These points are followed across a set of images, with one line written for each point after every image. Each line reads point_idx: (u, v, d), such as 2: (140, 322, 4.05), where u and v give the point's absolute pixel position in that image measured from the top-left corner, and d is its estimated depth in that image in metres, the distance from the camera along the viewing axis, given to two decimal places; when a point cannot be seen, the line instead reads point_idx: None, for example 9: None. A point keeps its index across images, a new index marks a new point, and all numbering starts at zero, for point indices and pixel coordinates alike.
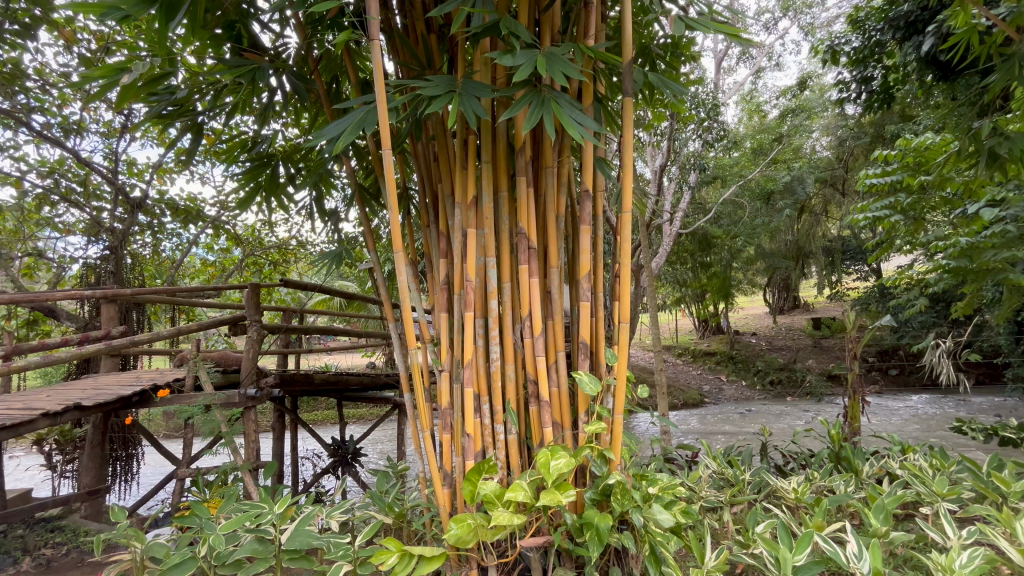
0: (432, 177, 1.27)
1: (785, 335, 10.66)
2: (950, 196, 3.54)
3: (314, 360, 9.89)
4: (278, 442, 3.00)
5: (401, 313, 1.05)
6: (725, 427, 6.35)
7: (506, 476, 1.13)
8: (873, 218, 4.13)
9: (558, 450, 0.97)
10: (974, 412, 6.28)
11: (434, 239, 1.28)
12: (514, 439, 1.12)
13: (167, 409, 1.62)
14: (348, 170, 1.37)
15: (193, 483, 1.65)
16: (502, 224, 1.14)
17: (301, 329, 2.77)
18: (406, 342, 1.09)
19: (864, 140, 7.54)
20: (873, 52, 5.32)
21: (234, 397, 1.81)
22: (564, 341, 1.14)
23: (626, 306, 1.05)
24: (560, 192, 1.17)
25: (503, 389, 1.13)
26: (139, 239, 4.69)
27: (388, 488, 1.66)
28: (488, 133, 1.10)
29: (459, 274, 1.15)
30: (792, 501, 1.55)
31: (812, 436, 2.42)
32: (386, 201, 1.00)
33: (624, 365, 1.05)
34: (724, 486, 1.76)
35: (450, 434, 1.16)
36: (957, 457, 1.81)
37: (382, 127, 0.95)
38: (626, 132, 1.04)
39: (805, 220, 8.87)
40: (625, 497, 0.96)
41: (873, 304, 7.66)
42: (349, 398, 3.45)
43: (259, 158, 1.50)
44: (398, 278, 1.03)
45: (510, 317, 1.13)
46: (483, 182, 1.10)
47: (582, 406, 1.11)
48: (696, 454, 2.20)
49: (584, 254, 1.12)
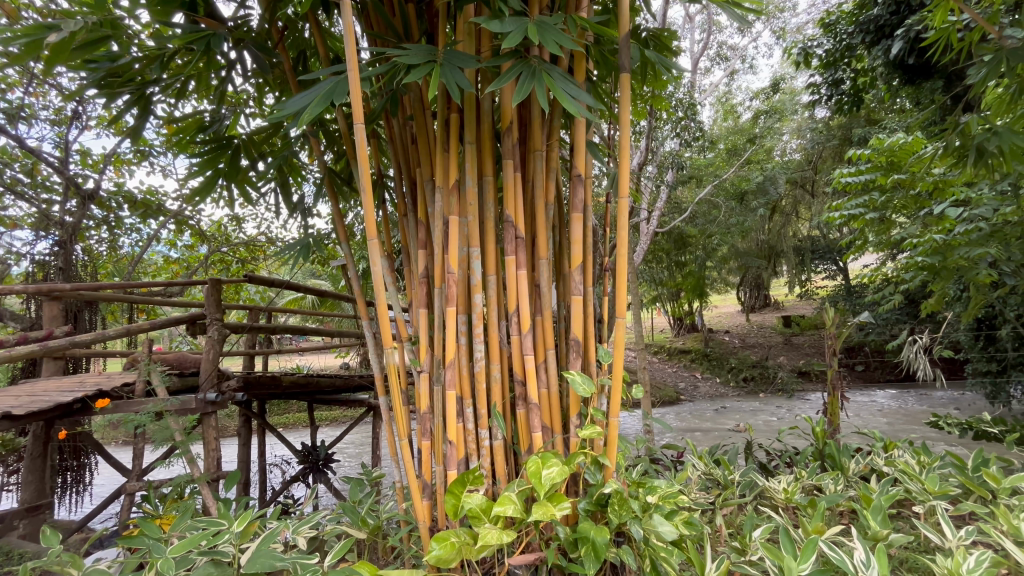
0: (409, 162, 1.17)
1: (757, 332, 10.86)
2: (919, 195, 3.61)
3: (284, 362, 9.59)
4: (244, 449, 2.82)
5: (375, 309, 0.94)
6: (701, 424, 6.40)
7: (492, 487, 1.03)
8: (849, 215, 4.17)
9: (550, 458, 0.89)
10: (936, 406, 6.50)
11: (411, 229, 1.19)
12: (501, 445, 1.03)
13: (114, 418, 1.47)
14: (317, 153, 1.24)
15: (142, 498, 1.50)
16: (488, 210, 1.05)
17: (270, 329, 2.60)
18: (381, 341, 0.98)
19: (833, 143, 7.72)
20: (843, 55, 5.43)
21: (191, 402, 1.65)
22: (554, 338, 1.05)
23: (623, 299, 0.98)
24: (548, 178, 1.10)
25: (488, 391, 1.04)
26: (95, 234, 4.41)
27: (362, 498, 1.55)
28: (473, 111, 1.00)
29: (440, 266, 1.06)
30: (783, 502, 1.52)
31: (795, 432, 2.40)
32: (358, 181, 0.89)
33: (619, 363, 0.97)
34: (712, 487, 1.72)
35: (431, 442, 1.06)
36: (941, 453, 1.81)
37: (352, 95, 0.84)
38: (625, 110, 0.96)
39: (776, 221, 9.03)
40: (623, 508, 0.89)
41: (841, 302, 7.86)
42: (320, 401, 3.29)
43: (220, 143, 1.35)
44: (372, 270, 0.92)
45: (496, 312, 1.05)
46: (467, 165, 1.01)
47: (575, 408, 1.03)
48: (681, 454, 2.15)
49: (577, 243, 1.04)
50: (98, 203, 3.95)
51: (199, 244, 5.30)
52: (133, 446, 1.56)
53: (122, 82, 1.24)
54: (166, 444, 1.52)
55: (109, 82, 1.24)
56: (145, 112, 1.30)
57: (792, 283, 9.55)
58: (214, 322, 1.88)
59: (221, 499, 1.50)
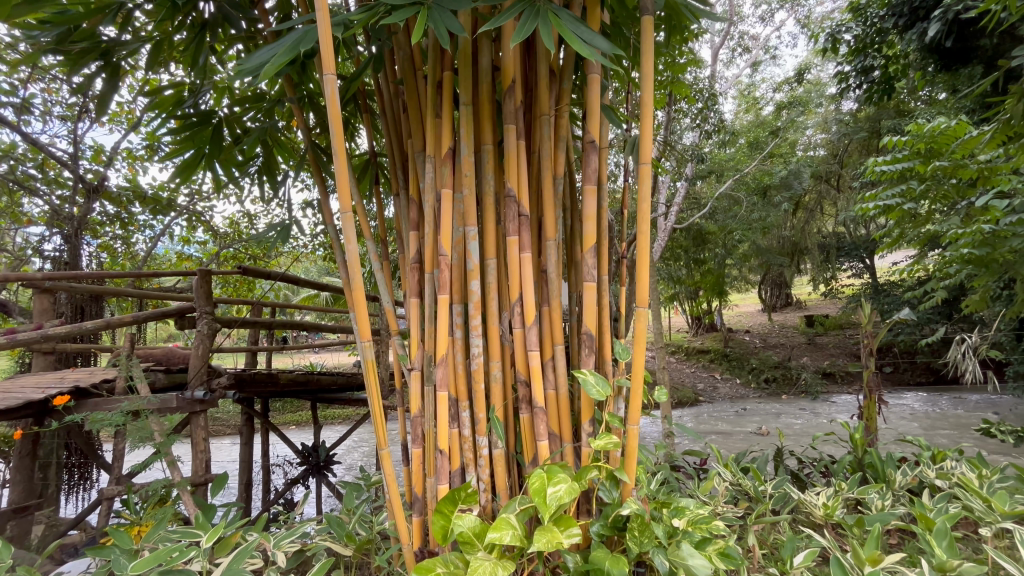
0: (401, 133, 1.05)
1: (779, 332, 10.51)
2: (961, 184, 3.36)
3: (296, 360, 9.58)
4: (245, 449, 2.72)
5: (353, 294, 0.79)
6: (721, 426, 6.16)
7: (491, 503, 0.90)
8: (884, 207, 3.89)
9: (555, 473, 0.75)
10: (973, 411, 6.16)
11: (404, 210, 1.06)
12: (501, 454, 0.89)
13: (89, 416, 1.36)
14: (300, 124, 1.09)
15: (121, 503, 1.39)
16: (487, 184, 0.92)
17: (268, 325, 2.49)
18: (361, 335, 0.83)
19: (861, 136, 7.25)
20: (873, 41, 5.15)
21: (171, 401, 1.54)
22: (563, 333, 0.91)
23: (646, 287, 0.82)
24: (557, 147, 0.96)
25: (487, 393, 0.91)
26: (109, 231, 4.40)
27: (356, 506, 1.42)
28: (469, 66, 0.87)
29: (432, 247, 0.92)
30: (823, 518, 1.35)
31: (831, 439, 2.21)
32: (330, 145, 0.75)
33: (640, 362, 0.82)
34: (741, 499, 1.56)
35: (421, 450, 0.93)
36: (1001, 464, 1.62)
37: (320, 37, 0.69)
38: (646, 63, 0.81)
39: (800, 217, 8.69)
40: (644, 534, 0.75)
41: (868, 301, 7.53)
42: (323, 400, 3.18)
43: (202, 117, 1.27)
44: (350, 253, 0.79)
45: (495, 301, 0.91)
46: (462, 131, 0.88)
47: (587, 414, 0.88)
48: (704, 461, 1.98)
49: (590, 221, 0.89)
50: (106, 197, 3.88)
51: (211, 241, 5.27)
52: (113, 446, 1.47)
53: (85, 44, 1.15)
54: (144, 446, 1.41)
55: (69, 43, 1.14)
56: (116, 78, 1.23)
57: (816, 282, 9.18)
58: (205, 316, 1.78)
59: (205, 505, 1.38)
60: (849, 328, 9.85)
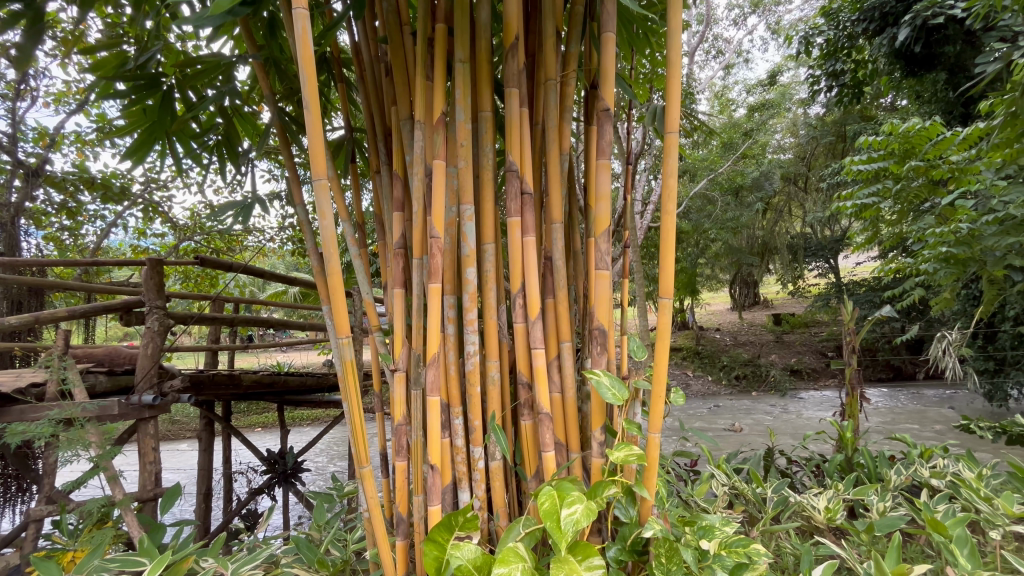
0: (386, 101, 0.92)
1: (748, 330, 10.73)
2: (933, 184, 3.40)
3: (261, 358, 9.19)
4: (205, 456, 2.52)
5: (328, 280, 0.65)
6: (695, 424, 6.20)
7: (489, 523, 0.79)
8: (858, 206, 3.94)
9: (569, 492, 0.64)
10: (931, 405, 6.41)
11: (387, 188, 0.93)
12: (499, 467, 0.78)
13: (8, 428, 1.17)
14: (265, 87, 0.94)
15: (53, 526, 1.21)
16: (485, 157, 0.80)
17: (229, 322, 2.27)
18: (336, 329, 0.68)
19: (828, 138, 7.59)
20: (843, 46, 5.22)
21: (113, 407, 1.34)
22: (570, 329, 0.80)
23: (671, 276, 0.72)
24: (563, 119, 0.85)
25: (483, 399, 0.79)
26: (55, 221, 4.06)
27: (329, 520, 1.28)
28: (469, 19, 0.75)
29: (420, 229, 0.80)
30: (824, 522, 1.30)
31: (818, 437, 2.18)
32: (301, 97, 0.61)
33: (663, 363, 0.71)
34: (738, 504, 1.48)
35: (406, 464, 0.81)
36: (992, 462, 1.60)
37: None
38: (674, 20, 0.71)
39: (770, 218, 8.83)
40: (672, 560, 0.67)
41: (833, 300, 7.74)
42: (290, 401, 2.99)
43: (147, 80, 1.11)
44: (324, 231, 0.64)
45: (494, 293, 0.79)
46: (460, 96, 0.76)
47: (597, 421, 0.76)
48: (694, 462, 1.91)
49: (604, 202, 0.79)
50: (50, 183, 3.55)
51: (170, 234, 4.94)
52: (42, 460, 1.27)
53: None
54: (80, 461, 1.22)
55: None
56: (34, 31, 1.11)
57: (784, 281, 9.38)
58: (156, 310, 1.60)
59: (152, 526, 1.20)
60: (814, 326, 10.13)
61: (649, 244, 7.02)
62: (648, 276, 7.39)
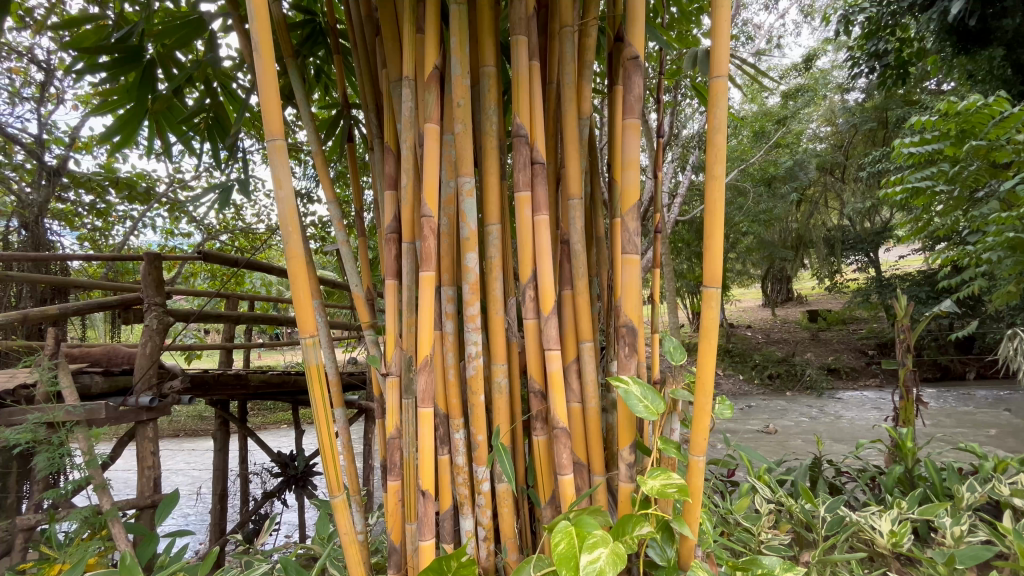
0: (380, 62, 0.80)
1: (780, 327, 10.27)
2: (993, 166, 3.08)
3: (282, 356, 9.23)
4: (219, 456, 2.48)
5: (290, 266, 0.53)
6: (725, 425, 5.91)
7: (496, 556, 0.67)
8: (908, 193, 3.58)
9: (592, 528, 0.51)
10: (983, 407, 6.00)
11: (380, 166, 0.81)
12: (507, 491, 0.66)
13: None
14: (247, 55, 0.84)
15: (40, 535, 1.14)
16: (489, 119, 0.66)
17: (233, 319, 2.16)
18: (302, 327, 0.56)
19: (869, 125, 7.12)
20: (886, 24, 4.84)
21: (100, 411, 1.26)
22: (591, 327, 0.67)
23: (716, 262, 0.59)
24: (582, 74, 0.71)
25: (487, 411, 0.66)
26: (86, 221, 4.10)
27: (328, 533, 1.17)
28: None
29: (412, 207, 0.68)
30: (887, 547, 1.13)
31: (870, 446, 1.96)
32: (251, 37, 0.49)
33: (708, 370, 0.57)
34: (786, 521, 1.31)
35: (400, 483, 0.69)
36: None
37: None
38: None
39: (804, 210, 8.39)
40: None
41: (873, 296, 7.30)
42: (304, 400, 2.92)
43: (125, 49, 1.06)
44: (284, 206, 0.53)
45: (497, 283, 0.66)
46: (456, 47, 0.63)
47: (625, 439, 0.63)
48: (731, 471, 1.73)
49: (632, 170, 0.64)
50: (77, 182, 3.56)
51: (196, 233, 4.98)
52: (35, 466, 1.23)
53: None
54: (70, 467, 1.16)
55: None
56: None
57: (820, 276, 8.92)
58: (156, 307, 1.53)
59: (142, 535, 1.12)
60: (852, 323, 9.61)
61: (677, 239, 6.73)
62: (677, 271, 7.11)
